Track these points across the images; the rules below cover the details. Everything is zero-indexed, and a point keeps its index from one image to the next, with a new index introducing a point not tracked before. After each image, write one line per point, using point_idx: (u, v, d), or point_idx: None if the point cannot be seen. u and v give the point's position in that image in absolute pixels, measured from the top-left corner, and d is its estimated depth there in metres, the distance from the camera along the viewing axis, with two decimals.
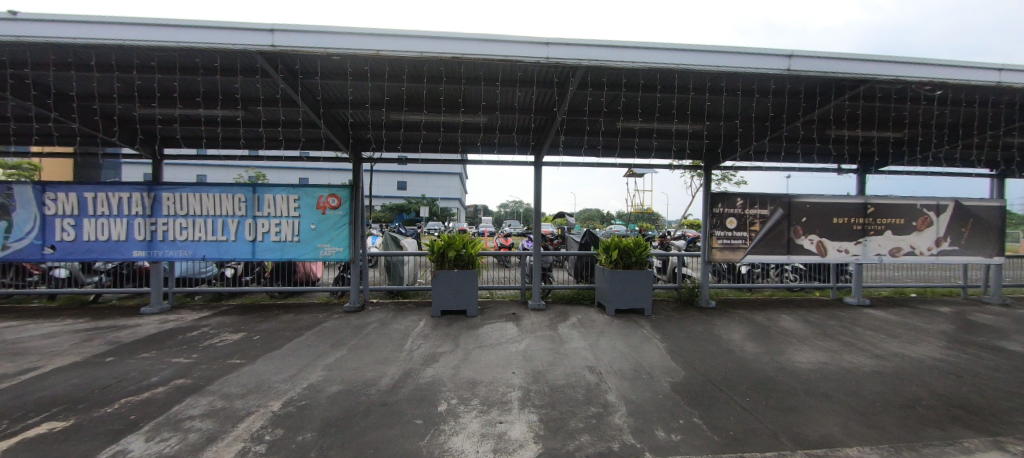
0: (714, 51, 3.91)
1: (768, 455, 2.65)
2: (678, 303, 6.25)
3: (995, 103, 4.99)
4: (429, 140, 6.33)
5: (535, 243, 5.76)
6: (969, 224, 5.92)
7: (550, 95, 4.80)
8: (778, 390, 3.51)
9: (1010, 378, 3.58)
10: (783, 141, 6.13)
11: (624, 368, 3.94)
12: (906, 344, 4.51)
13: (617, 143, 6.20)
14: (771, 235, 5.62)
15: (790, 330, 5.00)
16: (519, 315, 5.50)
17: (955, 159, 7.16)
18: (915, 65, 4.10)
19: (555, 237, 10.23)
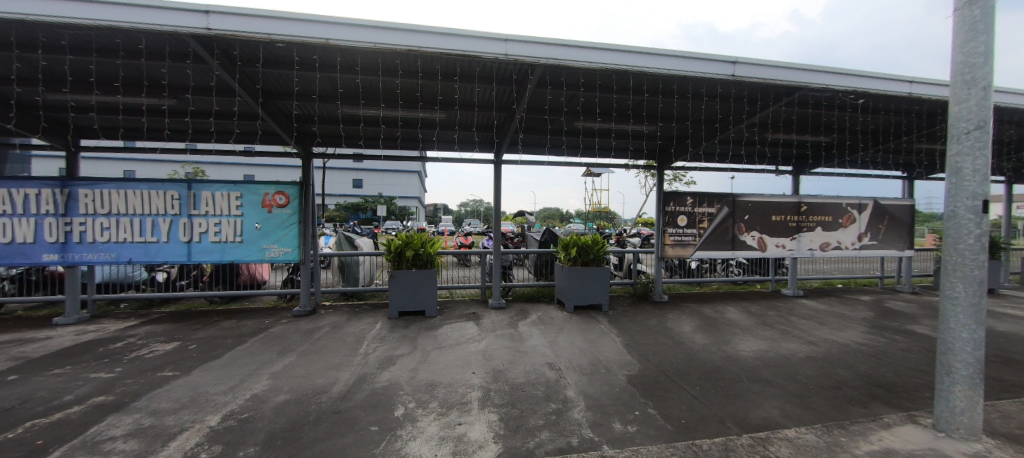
0: (666, 55, 4.06)
1: (716, 441, 2.79)
2: (634, 298, 6.46)
3: (907, 113, 5.57)
4: (386, 136, 6.11)
5: (495, 241, 5.72)
6: (885, 221, 6.58)
7: (509, 92, 4.78)
8: (724, 378, 3.72)
9: (917, 358, 4.02)
10: (729, 144, 6.50)
11: (583, 363, 4.00)
12: (834, 331, 4.94)
13: (577, 142, 6.30)
14: (717, 232, 5.95)
15: (734, 321, 5.31)
16: (479, 314, 5.43)
17: (875, 163, 7.95)
18: (842, 76, 4.48)
19: (516, 236, 10.27)
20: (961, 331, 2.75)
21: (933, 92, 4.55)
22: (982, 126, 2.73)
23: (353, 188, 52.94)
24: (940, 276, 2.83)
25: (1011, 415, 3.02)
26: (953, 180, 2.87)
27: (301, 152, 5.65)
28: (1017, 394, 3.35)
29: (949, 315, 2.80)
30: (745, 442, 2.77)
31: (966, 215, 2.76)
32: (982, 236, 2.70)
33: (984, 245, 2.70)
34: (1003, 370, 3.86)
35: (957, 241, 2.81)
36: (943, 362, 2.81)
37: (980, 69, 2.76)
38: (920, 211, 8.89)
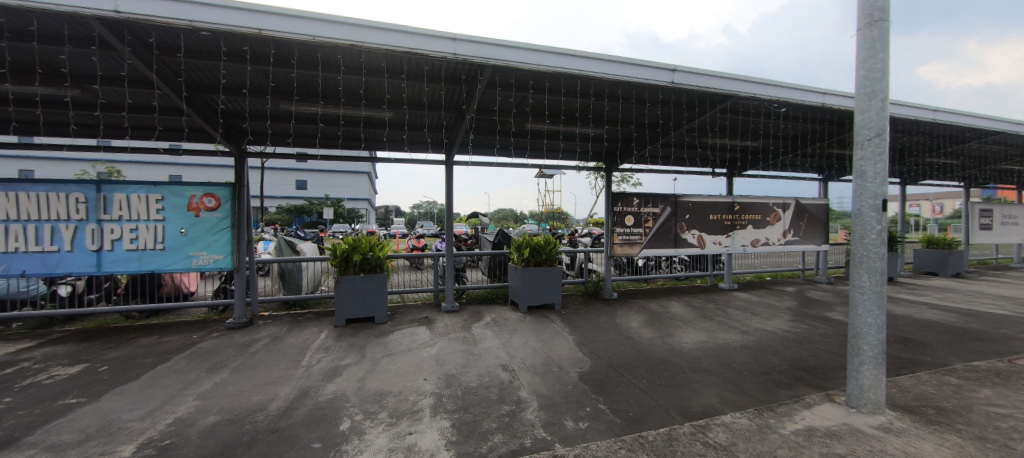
0: (612, 61, 4.19)
1: (662, 431, 2.89)
2: (585, 296, 6.63)
3: (822, 122, 6.18)
4: (328, 134, 5.81)
5: (447, 243, 5.61)
6: (807, 219, 7.26)
7: (458, 92, 4.73)
8: (669, 369, 3.88)
9: (832, 341, 4.45)
10: (671, 147, 6.86)
11: (536, 363, 4.00)
12: (765, 320, 5.35)
13: (527, 144, 6.35)
14: (661, 230, 6.25)
15: (677, 315, 5.60)
16: (432, 318, 5.29)
17: (797, 166, 8.76)
18: (765, 86, 4.88)
19: (470, 237, 10.18)
20: (866, 316, 3.06)
21: (842, 103, 5.09)
22: (881, 134, 3.06)
23: (298, 191, 50.01)
24: (850, 268, 3.13)
25: (908, 388, 3.42)
26: (858, 181, 3.20)
27: (234, 151, 5.22)
28: (910, 369, 3.82)
29: (857, 303, 3.11)
30: (688, 431, 2.89)
31: (870, 213, 3.08)
32: (883, 232, 3.03)
33: (883, 240, 3.02)
34: (900, 348, 4.39)
35: (862, 236, 3.12)
36: (853, 345, 3.11)
37: (878, 83, 3.11)
38: (835, 210, 9.94)
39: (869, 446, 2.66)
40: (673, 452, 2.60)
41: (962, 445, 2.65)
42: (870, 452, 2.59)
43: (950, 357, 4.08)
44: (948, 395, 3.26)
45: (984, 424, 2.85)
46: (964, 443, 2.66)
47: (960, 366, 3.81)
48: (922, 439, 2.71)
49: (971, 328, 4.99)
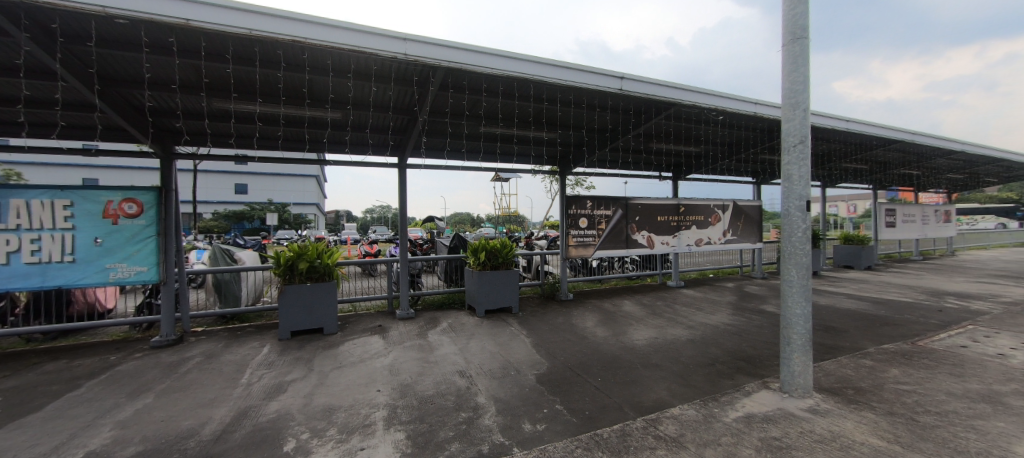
0: (562, 67, 4.29)
1: (616, 427, 2.95)
2: (542, 298, 6.70)
3: (755, 129, 6.70)
4: (268, 135, 5.47)
5: (401, 249, 5.45)
6: (744, 219, 7.83)
7: (410, 93, 4.62)
8: (623, 366, 4.00)
9: (767, 332, 4.81)
10: (621, 152, 7.13)
11: (493, 367, 3.96)
12: (709, 315, 5.68)
13: (481, 147, 6.32)
14: (613, 232, 6.46)
15: (629, 313, 5.81)
16: (385, 326, 5.10)
17: (734, 171, 9.43)
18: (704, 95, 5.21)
19: (426, 242, 9.99)
20: (795, 308, 3.31)
21: (771, 113, 5.54)
22: (803, 141, 3.34)
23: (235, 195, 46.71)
24: (781, 264, 3.37)
25: (832, 371, 3.75)
26: (786, 184, 3.46)
27: (160, 151, 4.75)
28: (833, 354, 4.20)
29: (787, 296, 3.36)
30: (640, 425, 2.98)
31: (796, 213, 3.35)
32: (807, 230, 3.30)
33: (807, 237, 3.29)
34: (823, 335, 4.82)
35: (789, 234, 3.38)
36: (784, 335, 3.35)
37: (800, 94, 3.39)
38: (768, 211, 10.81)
39: (802, 428, 2.86)
40: (627, 448, 2.65)
41: (878, 421, 2.93)
42: (803, 434, 2.79)
43: (864, 341, 4.54)
44: (865, 376, 3.62)
45: (895, 401, 3.18)
46: (879, 419, 2.95)
47: (872, 349, 4.24)
48: (844, 418, 2.97)
49: (881, 314, 5.60)
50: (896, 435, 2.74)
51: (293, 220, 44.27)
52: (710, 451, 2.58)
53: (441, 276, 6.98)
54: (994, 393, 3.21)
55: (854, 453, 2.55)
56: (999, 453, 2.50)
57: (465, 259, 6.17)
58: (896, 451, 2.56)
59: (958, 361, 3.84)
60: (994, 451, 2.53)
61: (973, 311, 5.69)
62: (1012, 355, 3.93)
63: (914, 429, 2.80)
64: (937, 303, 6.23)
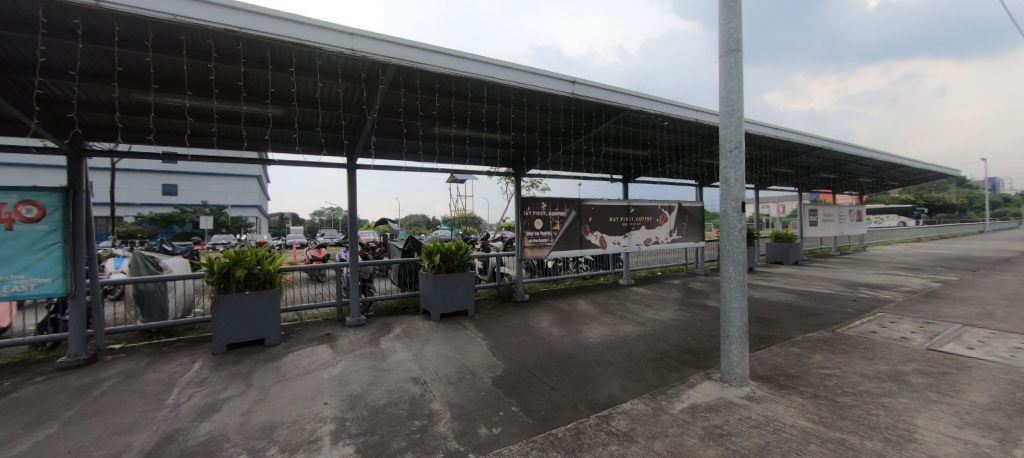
0: (515, 69, 4.33)
1: (570, 426, 2.98)
2: (499, 300, 6.70)
3: (698, 135, 7.15)
4: (199, 131, 5.06)
5: (350, 253, 5.22)
6: (689, 220, 8.30)
7: (359, 90, 4.47)
8: (577, 365, 4.07)
9: (709, 326, 5.11)
10: (574, 155, 7.31)
11: (448, 372, 3.87)
12: (658, 311, 5.94)
13: (435, 148, 6.23)
14: (568, 233, 6.59)
15: (583, 312, 5.95)
16: (334, 334, 4.86)
17: (680, 174, 9.99)
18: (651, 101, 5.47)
19: (379, 245, 9.67)
20: (733, 302, 3.52)
21: (711, 120, 5.94)
22: (738, 146, 3.57)
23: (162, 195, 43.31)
24: (721, 262, 3.57)
25: (766, 360, 4.04)
26: (724, 187, 3.68)
27: (65, 147, 4.21)
28: (766, 343, 4.53)
29: (725, 291, 3.57)
30: (593, 422, 3.03)
31: (733, 214, 3.57)
32: (742, 230, 3.53)
33: (743, 236, 3.52)
34: (758, 326, 5.19)
35: (727, 233, 3.60)
36: (723, 328, 3.56)
37: (735, 103, 3.62)
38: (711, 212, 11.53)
39: (742, 415, 3.04)
40: (580, 446, 2.69)
41: (805, 404, 3.19)
42: (741, 420, 2.98)
43: (792, 330, 4.95)
44: (794, 363, 3.93)
45: (819, 384, 3.48)
46: (806, 402, 3.21)
47: (799, 338, 4.63)
48: (777, 403, 3.20)
49: (806, 305, 6.16)
50: (821, 416, 3.00)
51: (232, 225, 41.54)
52: (658, 444, 2.67)
53: (395, 280, 6.77)
54: (899, 373, 3.61)
55: (785, 435, 2.75)
56: (903, 427, 2.81)
57: (419, 262, 6.03)
58: (822, 432, 2.78)
59: (869, 345, 4.29)
60: (899, 425, 2.84)
61: (880, 299, 6.41)
62: (912, 337, 4.46)
63: (835, 409, 3.08)
64: (852, 294, 6.97)
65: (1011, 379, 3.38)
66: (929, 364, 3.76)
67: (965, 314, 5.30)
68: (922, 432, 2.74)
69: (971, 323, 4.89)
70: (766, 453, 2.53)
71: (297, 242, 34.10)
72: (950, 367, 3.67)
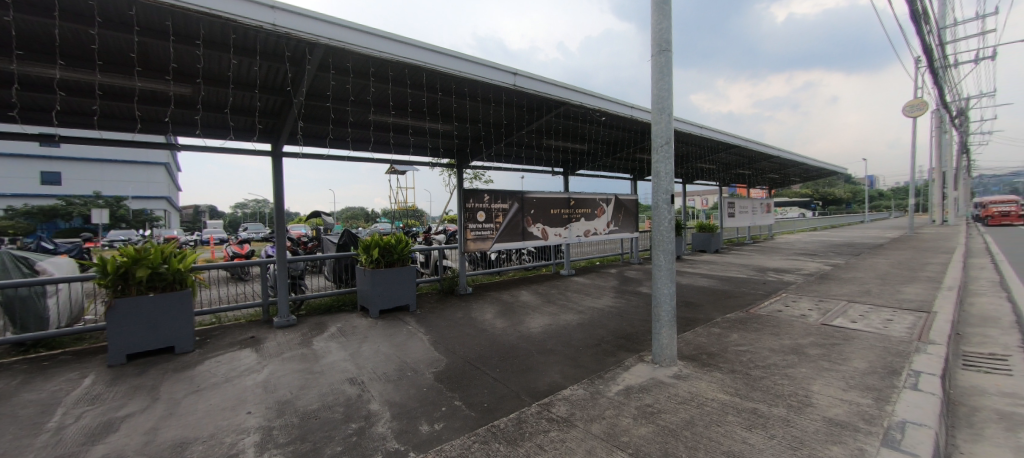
0: (454, 56, 4.25)
1: (512, 416, 2.99)
2: (442, 294, 6.60)
3: (633, 131, 7.55)
4: (78, 107, 4.36)
5: (276, 248, 4.86)
6: (625, 212, 8.76)
7: (282, 70, 4.16)
8: (519, 355, 4.13)
9: (640, 312, 5.44)
10: (517, 147, 7.37)
11: (388, 371, 3.71)
12: (596, 299, 6.21)
13: (371, 136, 5.96)
14: (510, 225, 6.64)
15: (526, 303, 6.07)
16: (260, 337, 4.49)
17: (618, 168, 10.48)
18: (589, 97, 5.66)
19: (311, 240, 9.07)
20: (662, 289, 3.72)
21: (644, 117, 6.27)
22: (667, 143, 3.71)
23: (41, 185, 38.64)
24: (653, 250, 3.73)
25: (691, 341, 4.38)
26: (655, 180, 3.83)
27: None
28: (691, 325, 4.92)
29: (656, 278, 3.75)
30: (534, 410, 3.07)
31: (663, 206, 3.74)
32: (671, 221, 3.71)
33: (671, 227, 3.71)
34: (684, 310, 5.62)
35: (658, 223, 3.76)
36: (654, 313, 3.76)
37: (666, 100, 3.75)
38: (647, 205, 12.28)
39: (672, 394, 3.25)
40: (522, 436, 2.70)
41: (723, 379, 3.50)
42: (670, 398, 3.20)
43: (713, 313, 5.43)
44: (714, 342, 4.30)
45: (735, 360, 3.85)
46: (725, 376, 3.53)
47: (718, 319, 5.09)
48: (701, 380, 3.48)
49: (725, 289, 6.80)
50: (737, 389, 3.31)
51: (133, 218, 36.74)
52: (596, 428, 2.77)
53: (329, 277, 6.42)
54: (799, 345, 4.10)
55: (707, 409, 3.00)
56: (802, 393, 3.19)
57: (356, 257, 5.74)
58: (739, 404, 3.06)
59: (775, 323, 4.82)
60: (800, 392, 3.22)
61: (784, 282, 7.27)
62: (809, 314, 5.09)
63: (748, 382, 3.41)
64: (762, 277, 7.82)
65: (883, 346, 3.99)
66: (822, 336, 4.31)
67: (848, 292, 6.17)
68: (818, 397, 3.13)
69: (853, 299, 5.70)
70: (693, 429, 2.72)
71: (219, 238, 31.04)
72: (838, 338, 4.24)
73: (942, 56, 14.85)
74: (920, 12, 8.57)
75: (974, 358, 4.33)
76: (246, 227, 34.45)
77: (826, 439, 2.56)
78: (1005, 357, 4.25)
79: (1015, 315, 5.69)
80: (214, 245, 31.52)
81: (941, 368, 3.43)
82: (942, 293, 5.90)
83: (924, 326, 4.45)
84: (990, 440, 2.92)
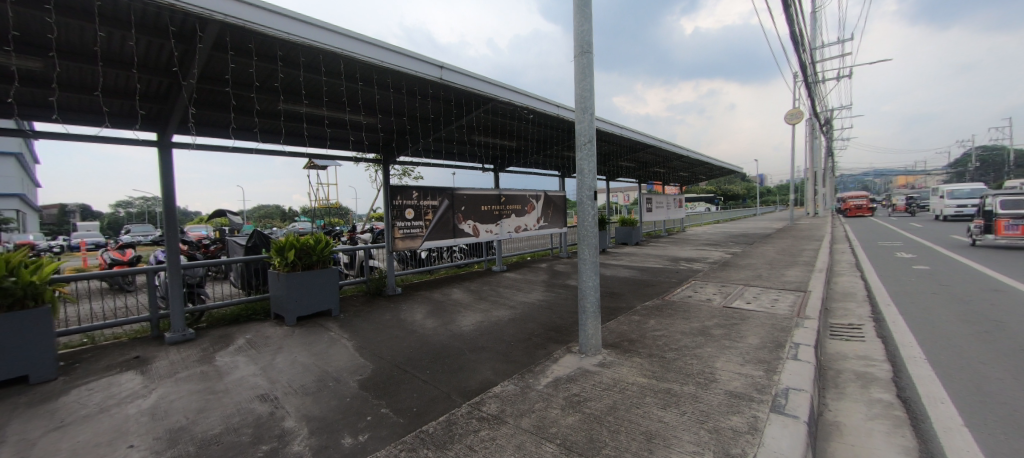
0: (374, 44, 4.08)
1: (442, 418, 2.92)
2: (368, 296, 6.31)
3: (561, 129, 7.86)
4: None
5: (167, 253, 4.30)
6: (555, 208, 9.08)
7: (166, 46, 3.71)
8: (450, 355, 4.08)
9: (566, 304, 5.70)
10: (447, 142, 7.30)
11: (307, 383, 3.43)
12: (527, 294, 6.36)
13: (282, 127, 5.54)
14: (441, 222, 6.54)
15: (457, 300, 6.03)
16: (151, 356, 3.94)
17: (547, 165, 10.81)
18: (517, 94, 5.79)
19: (211, 243, 8.14)
20: (587, 281, 3.83)
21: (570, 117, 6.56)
22: (589, 141, 3.82)
23: None
24: (578, 245, 3.80)
25: (614, 329, 4.66)
26: (579, 177, 3.94)
27: None
28: (613, 315, 5.25)
29: (581, 271, 3.85)
30: (465, 410, 3.04)
31: (587, 202, 3.84)
32: (594, 217, 3.83)
33: (595, 223, 3.82)
34: (606, 300, 5.98)
35: (583, 219, 3.86)
36: (580, 305, 3.87)
37: (587, 101, 3.86)
38: None
39: (598, 382, 3.42)
40: (453, 438, 2.65)
41: (642, 363, 3.78)
42: (594, 385, 3.37)
43: (631, 302, 5.84)
44: (634, 329, 4.62)
45: (652, 345, 4.17)
46: (643, 361, 3.81)
47: (635, 307, 5.50)
48: (623, 366, 3.72)
49: (643, 278, 7.37)
50: (654, 371, 3.59)
51: None
52: (526, 422, 2.83)
53: (236, 283, 5.84)
54: (705, 327, 4.56)
55: (628, 393, 3.22)
56: (708, 370, 3.56)
57: (269, 260, 5.26)
58: (656, 386, 3.31)
59: (685, 308, 5.32)
60: (706, 369, 3.58)
61: (692, 270, 8.08)
62: (713, 298, 5.70)
63: (664, 364, 3.72)
64: (675, 266, 8.61)
65: (771, 323, 4.59)
66: (723, 318, 4.84)
67: (743, 276, 7.03)
68: (721, 373, 3.51)
69: (746, 283, 6.49)
70: (616, 414, 2.88)
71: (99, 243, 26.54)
72: (736, 319, 4.79)
73: (813, 73, 17.52)
74: (798, 33, 10.10)
75: (838, 329, 5.17)
76: (130, 229, 29.60)
77: (727, 410, 2.87)
78: (859, 326, 5.14)
79: (864, 290, 6.92)
80: (87, 251, 26.68)
81: (814, 339, 4.04)
82: (814, 275, 6.96)
83: (800, 304, 5.22)
84: (850, 397, 3.50)
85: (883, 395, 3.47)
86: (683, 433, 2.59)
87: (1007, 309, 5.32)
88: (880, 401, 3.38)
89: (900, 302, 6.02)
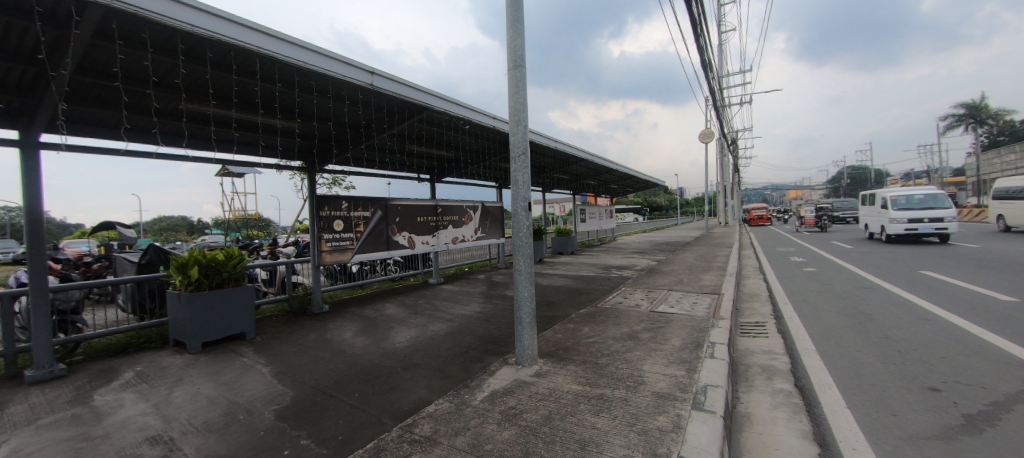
0: (298, 45, 3.89)
1: (370, 445, 2.75)
2: (291, 315, 5.85)
3: (496, 141, 8.01)
4: None
5: (31, 275, 3.66)
6: (492, 218, 9.13)
7: (32, 29, 3.21)
8: (382, 374, 3.89)
9: (501, 316, 5.73)
10: (379, 150, 7.09)
11: (214, 418, 3.07)
12: (465, 306, 6.30)
13: (184, 128, 5.01)
14: (373, 234, 6.29)
15: (391, 316, 5.80)
16: (8, 400, 3.29)
17: (485, 176, 10.86)
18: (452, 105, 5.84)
19: (95, 260, 7.04)
20: (521, 292, 3.90)
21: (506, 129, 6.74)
22: (522, 154, 3.93)
23: None
24: (512, 255, 3.85)
25: (550, 338, 4.77)
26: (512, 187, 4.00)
27: None
28: (549, 324, 5.37)
29: (517, 282, 3.90)
30: (396, 434, 2.89)
31: (519, 213, 3.91)
32: (527, 227, 3.91)
33: (528, 233, 3.90)
34: (542, 309, 6.11)
35: (517, 230, 3.91)
36: (517, 317, 3.91)
37: (521, 114, 3.96)
38: None
39: (535, 393, 3.47)
40: None
41: (576, 370, 3.90)
42: (531, 396, 3.41)
43: (565, 310, 6.03)
44: (569, 337, 4.77)
45: (586, 351, 4.33)
46: (577, 368, 3.93)
47: (567, 316, 5.69)
48: (558, 374, 3.82)
49: (578, 287, 7.64)
50: (587, 378, 3.72)
51: None
52: (460, 442, 2.76)
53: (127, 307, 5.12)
54: (634, 332, 4.83)
55: (562, 401, 3.30)
56: (636, 373, 3.77)
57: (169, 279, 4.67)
58: (588, 393, 3.43)
59: (616, 314, 5.60)
60: (635, 372, 3.79)
61: (622, 277, 8.55)
62: (641, 304, 6.07)
63: (597, 370, 3.87)
64: (607, 274, 9.07)
65: (691, 324, 5.00)
66: (650, 322, 5.18)
67: (667, 282, 7.59)
68: (647, 375, 3.73)
69: (668, 288, 7.02)
70: (550, 425, 2.93)
71: None
72: (661, 322, 5.15)
73: (721, 99, 19.71)
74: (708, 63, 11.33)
75: (746, 327, 5.77)
76: None
77: (654, 411, 3.05)
78: (762, 324, 5.78)
79: (766, 291, 7.80)
80: None
81: (726, 337, 4.46)
82: (725, 279, 7.72)
83: (714, 306, 5.75)
84: (758, 388, 3.90)
85: (783, 385, 3.91)
86: (614, 437, 2.70)
87: (873, 304, 6.32)
88: (781, 391, 3.80)
89: (794, 301, 6.86)
